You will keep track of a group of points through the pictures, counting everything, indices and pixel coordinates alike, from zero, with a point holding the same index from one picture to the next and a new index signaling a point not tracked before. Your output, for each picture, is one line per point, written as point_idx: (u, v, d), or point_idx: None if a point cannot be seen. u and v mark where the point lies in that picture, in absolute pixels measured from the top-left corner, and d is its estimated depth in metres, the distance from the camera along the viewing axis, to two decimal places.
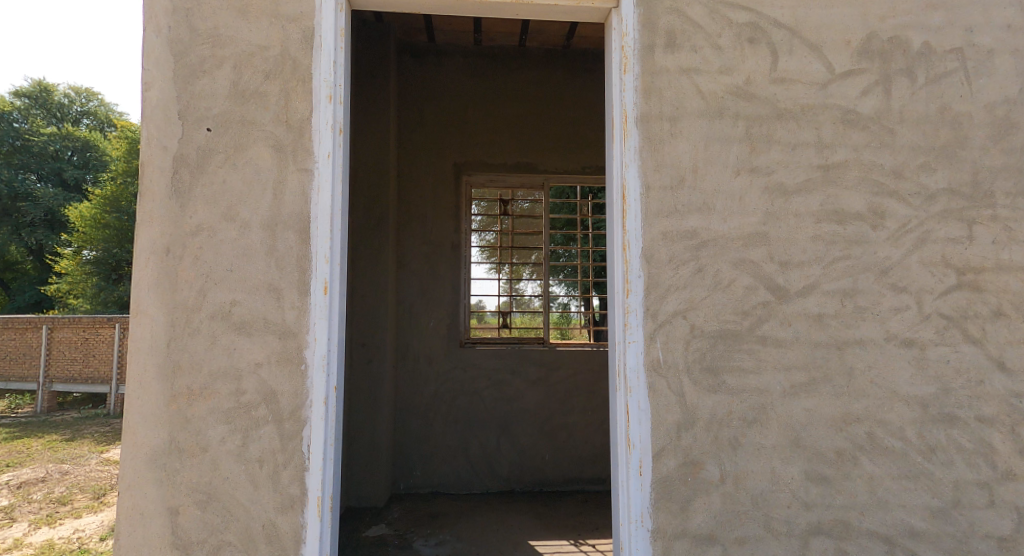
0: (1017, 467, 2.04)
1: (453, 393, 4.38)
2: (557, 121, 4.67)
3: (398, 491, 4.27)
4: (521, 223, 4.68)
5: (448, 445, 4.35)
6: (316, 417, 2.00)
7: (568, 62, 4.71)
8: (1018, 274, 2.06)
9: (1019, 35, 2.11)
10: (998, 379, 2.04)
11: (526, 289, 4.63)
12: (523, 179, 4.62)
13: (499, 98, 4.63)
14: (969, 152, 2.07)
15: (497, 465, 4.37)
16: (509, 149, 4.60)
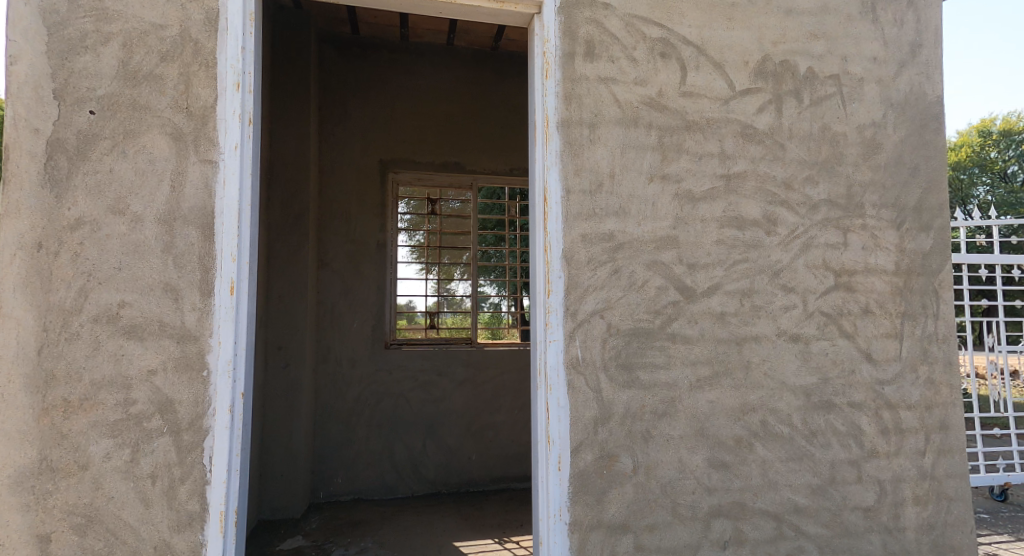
0: (880, 445, 2.32)
1: (377, 395, 4.25)
2: (489, 123, 4.68)
3: (318, 500, 4.08)
4: (450, 223, 4.66)
5: (373, 449, 4.21)
6: (220, 426, 1.87)
7: (498, 64, 4.73)
8: (882, 276, 2.35)
9: (883, 66, 2.41)
10: (866, 368, 2.32)
11: (459, 289, 4.63)
12: (453, 180, 4.60)
13: (427, 95, 4.55)
14: (844, 168, 2.34)
15: (423, 467, 4.30)
16: (438, 148, 4.54)
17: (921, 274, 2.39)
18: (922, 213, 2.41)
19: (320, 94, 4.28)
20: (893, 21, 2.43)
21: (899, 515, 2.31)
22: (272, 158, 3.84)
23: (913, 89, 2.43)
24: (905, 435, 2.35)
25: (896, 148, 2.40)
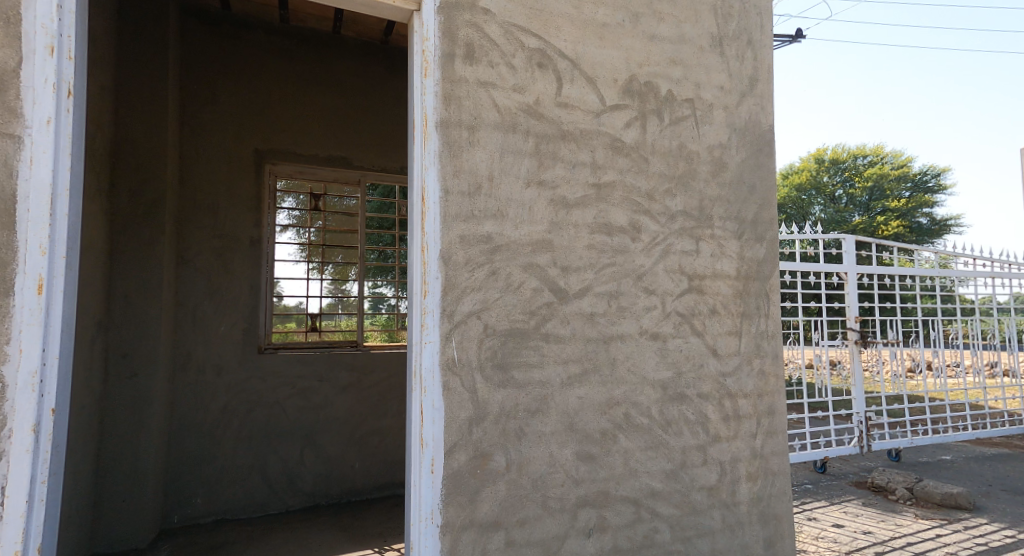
0: (721, 430, 2.61)
1: (247, 405, 3.90)
2: (377, 118, 4.53)
3: (170, 525, 3.62)
4: (339, 220, 4.48)
5: (241, 464, 3.85)
6: (18, 449, 1.57)
7: (388, 58, 4.62)
8: (726, 281, 2.65)
9: (729, 95, 2.71)
10: (712, 363, 2.60)
11: (355, 290, 4.49)
12: (345, 176, 4.42)
13: (309, 83, 4.28)
14: (697, 183, 2.59)
15: (299, 480, 4.03)
16: (322, 141, 4.30)
17: (756, 279, 2.73)
18: (758, 225, 2.74)
19: (184, 71, 3.85)
20: (737, 56, 2.75)
21: (734, 491, 2.61)
22: (119, 138, 3.33)
23: (752, 118, 2.76)
24: (741, 420, 2.66)
25: (738, 168, 2.71)
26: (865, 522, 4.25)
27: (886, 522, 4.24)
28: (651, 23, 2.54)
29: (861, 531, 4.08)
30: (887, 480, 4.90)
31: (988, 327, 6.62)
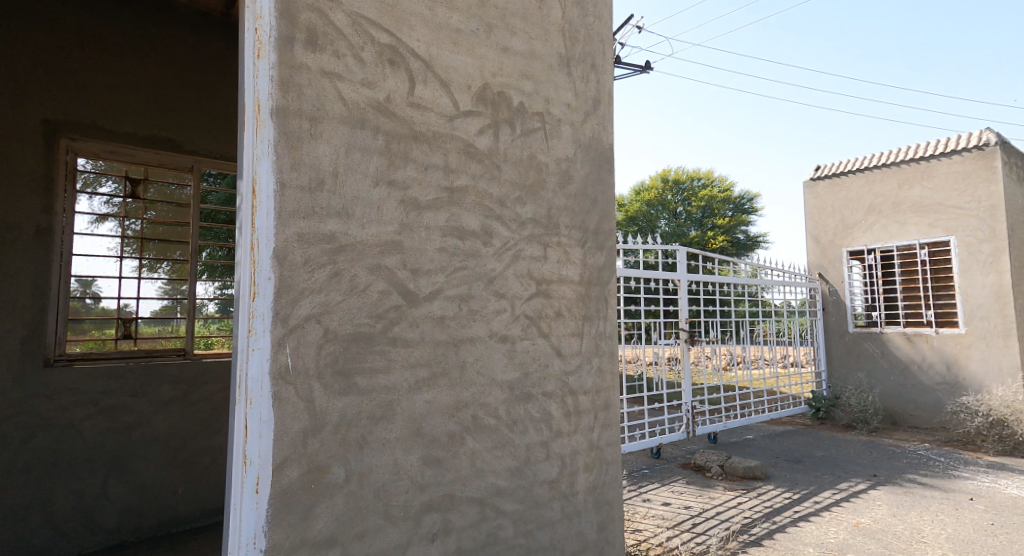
0: (563, 425, 2.74)
1: (27, 430, 3.32)
2: (203, 96, 4.13)
3: None
4: (172, 211, 4.07)
5: (14, 505, 3.25)
6: None
7: (226, 33, 4.28)
8: (571, 285, 2.80)
9: (576, 112, 2.85)
10: (556, 363, 2.72)
11: (198, 291, 4.16)
12: (166, 160, 3.98)
13: (122, 50, 3.78)
14: (547, 192, 2.70)
15: (98, 517, 3.52)
16: (138, 117, 3.83)
17: (597, 284, 2.92)
18: (599, 235, 2.94)
19: None
20: (582, 76, 2.89)
21: (573, 482, 2.76)
22: None
23: (595, 135, 2.94)
24: (581, 415, 2.82)
25: (583, 181, 2.87)
26: (687, 497, 4.74)
27: (703, 496, 4.75)
28: (504, 35, 2.59)
29: (684, 506, 4.54)
30: (706, 460, 5.48)
31: (786, 327, 7.72)
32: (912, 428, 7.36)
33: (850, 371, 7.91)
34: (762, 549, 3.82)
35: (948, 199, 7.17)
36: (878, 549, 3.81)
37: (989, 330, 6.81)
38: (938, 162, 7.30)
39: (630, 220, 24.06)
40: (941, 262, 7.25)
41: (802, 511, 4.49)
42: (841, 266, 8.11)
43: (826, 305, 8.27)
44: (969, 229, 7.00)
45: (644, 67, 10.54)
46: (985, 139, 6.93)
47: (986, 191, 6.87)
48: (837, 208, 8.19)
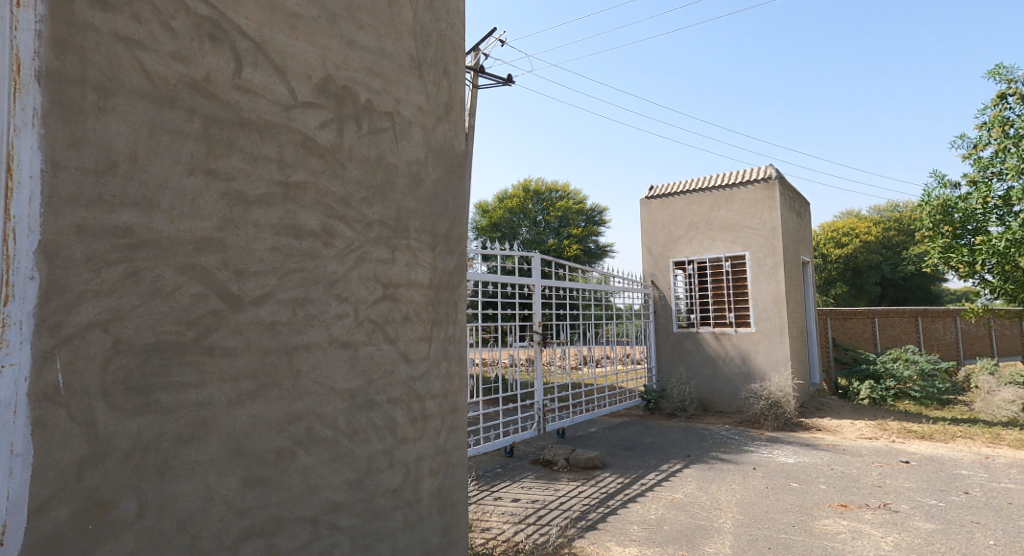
0: (408, 432, 2.65)
1: None
2: None
3: None
4: None
5: None
6: None
7: None
8: (419, 289, 2.76)
9: (426, 116, 2.87)
10: (403, 368, 2.64)
11: None
12: None
13: None
14: (395, 195, 2.66)
15: None
16: None
17: (446, 289, 2.91)
18: (449, 239, 2.95)
19: None
20: (434, 82, 2.93)
21: (417, 488, 2.68)
22: None
23: (446, 142, 2.99)
24: (427, 420, 2.75)
25: (434, 185, 2.89)
26: (535, 492, 4.81)
27: (549, 489, 4.88)
28: (350, 27, 2.48)
29: (532, 500, 4.59)
30: (553, 455, 5.60)
31: (625, 328, 8.23)
32: (719, 414, 8.25)
33: (674, 365, 8.72)
34: (597, 532, 4.06)
35: (747, 220, 8.33)
36: (687, 519, 4.34)
37: (771, 327, 7.98)
38: (736, 190, 8.47)
39: (494, 227, 23.66)
40: (739, 273, 8.38)
41: (630, 493, 4.86)
42: (667, 275, 8.92)
43: (656, 309, 8.97)
44: (761, 245, 8.18)
45: (507, 79, 10.68)
46: (769, 173, 8.27)
47: (772, 216, 8.11)
48: (666, 223, 9.02)
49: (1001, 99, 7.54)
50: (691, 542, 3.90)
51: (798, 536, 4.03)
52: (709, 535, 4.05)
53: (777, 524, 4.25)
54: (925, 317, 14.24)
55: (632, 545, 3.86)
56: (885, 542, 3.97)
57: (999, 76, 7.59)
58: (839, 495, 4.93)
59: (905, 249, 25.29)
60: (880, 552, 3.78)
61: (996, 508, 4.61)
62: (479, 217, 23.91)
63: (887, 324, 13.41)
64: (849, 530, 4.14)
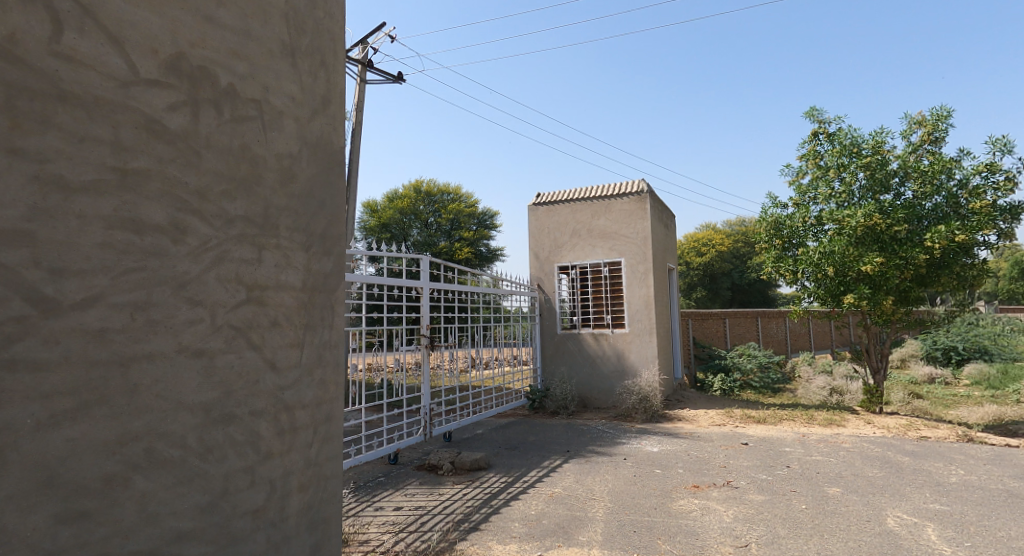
0: (275, 447, 2.44)
1: None
2: None
3: None
4: None
5: None
6: None
7: None
8: (290, 292, 2.56)
9: (300, 107, 2.68)
10: (269, 377, 2.44)
11: None
12: None
13: None
14: (262, 189, 2.47)
15: None
16: None
17: (322, 291, 2.73)
18: (326, 240, 2.77)
19: None
20: (309, 72, 2.75)
21: (284, 505, 2.47)
22: None
23: (323, 136, 2.81)
24: (297, 432, 2.55)
25: (308, 182, 2.70)
26: (419, 498, 4.65)
27: (433, 494, 4.75)
28: (208, 3, 2.29)
29: (415, 507, 4.44)
30: (438, 458, 5.45)
31: (513, 330, 8.27)
32: (596, 410, 8.57)
33: (557, 365, 8.94)
34: (479, 533, 4.01)
35: (623, 229, 8.80)
36: (564, 511, 4.43)
37: (643, 328, 8.51)
38: (614, 200, 8.88)
39: (383, 227, 22.98)
40: (616, 277, 8.83)
41: (513, 491, 4.88)
42: (552, 278, 9.12)
43: (542, 311, 9.08)
44: (634, 252, 8.72)
45: (395, 76, 10.43)
46: (640, 187, 8.82)
47: (644, 225, 8.67)
48: (552, 229, 9.24)
49: (815, 136, 8.42)
50: (566, 534, 3.99)
51: (657, 517, 4.31)
52: (584, 524, 4.17)
53: (642, 508, 4.50)
54: (763, 319, 15.87)
55: (512, 542, 3.86)
56: (727, 515, 4.38)
57: (813, 116, 8.42)
58: (693, 477, 5.31)
59: (749, 259, 28.04)
60: (723, 525, 4.17)
61: (810, 478, 5.27)
62: (367, 217, 23.23)
63: (736, 325, 14.74)
64: (698, 508, 4.50)
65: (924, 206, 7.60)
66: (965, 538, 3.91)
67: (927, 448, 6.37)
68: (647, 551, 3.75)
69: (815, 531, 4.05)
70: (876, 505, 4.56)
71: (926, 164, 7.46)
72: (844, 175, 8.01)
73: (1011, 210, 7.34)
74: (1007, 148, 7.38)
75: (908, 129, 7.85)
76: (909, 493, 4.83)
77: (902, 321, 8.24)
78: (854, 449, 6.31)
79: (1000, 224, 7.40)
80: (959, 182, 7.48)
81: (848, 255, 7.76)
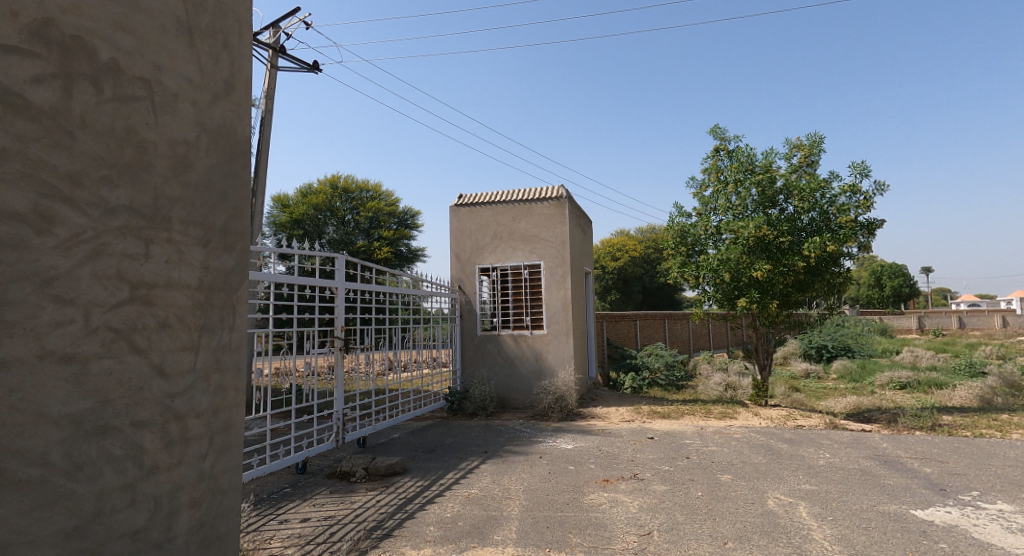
0: (162, 460, 2.23)
1: None
2: None
3: None
4: None
5: None
6: None
7: None
8: (184, 291, 2.34)
9: (198, 90, 2.47)
10: (156, 384, 2.22)
11: None
12: None
13: None
14: (151, 177, 2.25)
15: None
16: None
17: (222, 290, 2.52)
18: (227, 235, 2.56)
19: None
20: (210, 53, 2.53)
21: (171, 524, 2.25)
22: None
23: (225, 123, 2.60)
24: (189, 443, 2.34)
25: (206, 171, 2.48)
26: (328, 508, 4.43)
27: (344, 502, 4.54)
28: None
29: (324, 518, 4.22)
30: (351, 465, 5.21)
31: (433, 331, 8.08)
32: (515, 411, 8.59)
33: (476, 366, 8.86)
34: (393, 539, 3.87)
35: (543, 232, 8.89)
36: (481, 512, 4.36)
37: (560, 329, 8.63)
38: (535, 204, 8.95)
39: (296, 223, 22.03)
40: (536, 279, 8.90)
41: (428, 495, 4.76)
42: (474, 280, 9.03)
43: (463, 312, 8.96)
44: (553, 256, 8.83)
45: (311, 65, 10.02)
46: (559, 192, 8.96)
47: (563, 230, 8.82)
48: (473, 231, 9.16)
49: (716, 151, 8.86)
50: (481, 534, 3.94)
51: (569, 512, 4.34)
52: (499, 524, 4.13)
53: (555, 504, 4.51)
54: (669, 320, 16.56)
55: (427, 546, 3.75)
56: (633, 505, 4.49)
57: (716, 133, 8.86)
58: (604, 471, 5.40)
59: (657, 264, 29.26)
60: (629, 515, 4.27)
61: (705, 467, 5.52)
62: (278, 212, 22.20)
63: (645, 325, 15.28)
64: (608, 500, 4.59)
65: (803, 220, 8.21)
66: (829, 513, 4.22)
67: (801, 435, 6.85)
68: (559, 546, 3.76)
69: (707, 515, 4.23)
70: (758, 488, 4.83)
71: (804, 182, 8.05)
72: (739, 190, 8.48)
73: (871, 226, 8.05)
74: (865, 172, 8.12)
75: (789, 152, 8.43)
76: (784, 476, 5.18)
77: (784, 323, 8.81)
78: (743, 439, 6.69)
79: (860, 238, 8.11)
80: (831, 200, 8.15)
81: (741, 263, 8.26)
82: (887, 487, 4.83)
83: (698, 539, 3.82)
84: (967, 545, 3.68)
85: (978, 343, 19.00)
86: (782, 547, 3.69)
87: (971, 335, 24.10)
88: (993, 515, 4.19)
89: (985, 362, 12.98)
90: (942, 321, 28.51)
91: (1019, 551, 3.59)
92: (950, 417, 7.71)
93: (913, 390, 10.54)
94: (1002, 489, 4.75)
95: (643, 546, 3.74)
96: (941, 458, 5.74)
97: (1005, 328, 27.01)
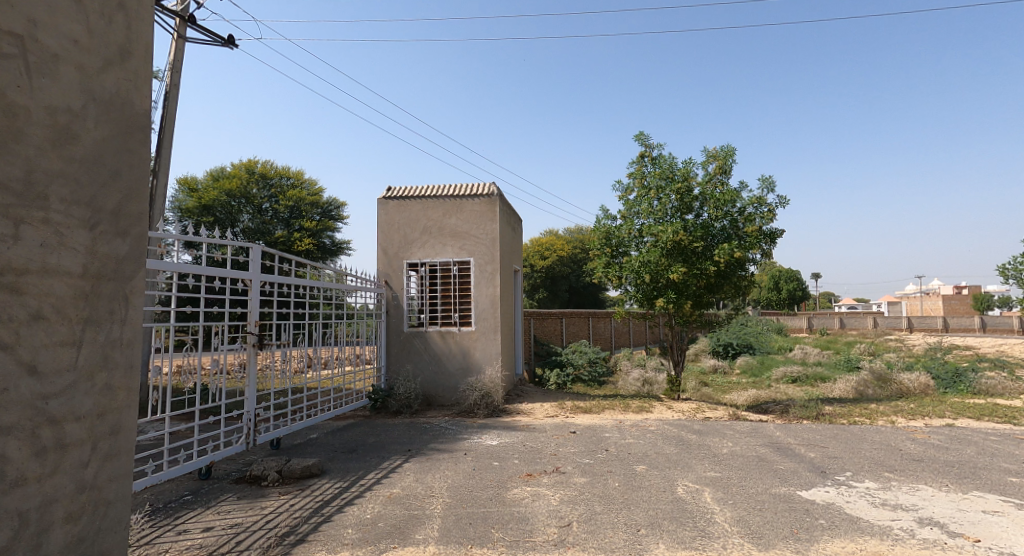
0: (30, 471, 1.96)
1: None
2: None
3: None
4: None
5: None
6: None
7: None
8: (63, 279, 2.07)
9: (85, 53, 2.18)
10: (25, 385, 1.95)
11: None
12: None
13: None
14: (21, 147, 1.97)
15: None
16: None
17: (112, 279, 2.23)
18: (120, 218, 2.27)
19: None
20: (101, 13, 2.25)
21: (40, 543, 1.98)
22: None
23: (120, 93, 2.31)
24: (66, 451, 2.06)
25: (95, 145, 2.20)
26: (235, 515, 4.12)
27: (253, 508, 4.25)
28: None
29: (230, 526, 3.92)
30: (262, 468, 4.87)
31: (357, 328, 7.74)
32: (440, 408, 8.41)
33: (402, 363, 8.60)
34: (306, 544, 3.64)
35: (473, 229, 8.79)
36: (401, 512, 4.20)
37: (488, 326, 8.57)
38: (466, 200, 8.84)
39: (205, 209, 20.68)
40: (465, 277, 8.78)
41: (347, 496, 4.55)
42: (401, 276, 8.76)
43: (389, 309, 8.66)
44: (483, 253, 8.74)
45: (226, 40, 9.39)
46: (489, 189, 8.88)
47: (493, 228, 8.76)
48: (402, 225, 8.90)
49: (641, 158, 9.05)
50: (401, 534, 3.79)
51: (492, 508, 4.26)
52: (420, 522, 4.00)
53: (478, 500, 4.42)
54: (593, 319, 16.85)
55: (343, 549, 3.57)
56: (555, 498, 4.48)
57: (641, 140, 9.05)
58: (526, 466, 5.37)
59: (582, 264, 29.78)
60: (550, 507, 4.24)
61: (622, 458, 5.61)
62: (186, 196, 20.74)
63: (569, 323, 15.45)
64: (530, 494, 4.54)
65: (715, 227, 8.53)
66: (730, 498, 4.36)
67: (708, 426, 7.11)
68: (480, 541, 3.67)
69: (622, 505, 4.27)
70: (669, 477, 4.95)
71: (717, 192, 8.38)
72: (660, 196, 8.69)
73: (773, 235, 8.51)
74: (771, 185, 8.54)
75: (705, 162, 8.75)
76: (692, 465, 5.33)
77: (696, 322, 9.08)
78: (657, 431, 6.87)
79: (763, 246, 8.57)
80: (740, 209, 8.54)
81: (660, 264, 8.45)
82: (778, 471, 5.07)
83: (613, 528, 3.84)
84: (844, 520, 3.89)
85: (852, 341, 20.60)
86: (689, 531, 3.76)
87: (849, 334, 26.16)
88: (863, 491, 4.48)
89: (863, 358, 14.08)
90: (827, 322, 30.78)
91: (882, 523, 3.84)
92: (832, 407, 8.30)
93: (803, 384, 11.25)
94: (871, 469, 5.12)
95: (562, 537, 3.72)
96: (823, 443, 6.13)
97: (878, 327, 29.50)
